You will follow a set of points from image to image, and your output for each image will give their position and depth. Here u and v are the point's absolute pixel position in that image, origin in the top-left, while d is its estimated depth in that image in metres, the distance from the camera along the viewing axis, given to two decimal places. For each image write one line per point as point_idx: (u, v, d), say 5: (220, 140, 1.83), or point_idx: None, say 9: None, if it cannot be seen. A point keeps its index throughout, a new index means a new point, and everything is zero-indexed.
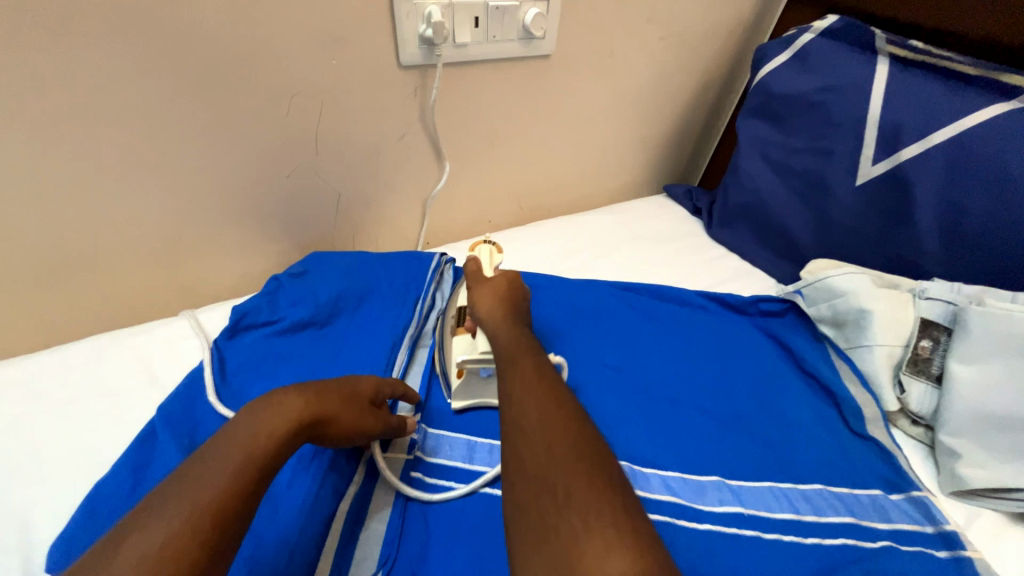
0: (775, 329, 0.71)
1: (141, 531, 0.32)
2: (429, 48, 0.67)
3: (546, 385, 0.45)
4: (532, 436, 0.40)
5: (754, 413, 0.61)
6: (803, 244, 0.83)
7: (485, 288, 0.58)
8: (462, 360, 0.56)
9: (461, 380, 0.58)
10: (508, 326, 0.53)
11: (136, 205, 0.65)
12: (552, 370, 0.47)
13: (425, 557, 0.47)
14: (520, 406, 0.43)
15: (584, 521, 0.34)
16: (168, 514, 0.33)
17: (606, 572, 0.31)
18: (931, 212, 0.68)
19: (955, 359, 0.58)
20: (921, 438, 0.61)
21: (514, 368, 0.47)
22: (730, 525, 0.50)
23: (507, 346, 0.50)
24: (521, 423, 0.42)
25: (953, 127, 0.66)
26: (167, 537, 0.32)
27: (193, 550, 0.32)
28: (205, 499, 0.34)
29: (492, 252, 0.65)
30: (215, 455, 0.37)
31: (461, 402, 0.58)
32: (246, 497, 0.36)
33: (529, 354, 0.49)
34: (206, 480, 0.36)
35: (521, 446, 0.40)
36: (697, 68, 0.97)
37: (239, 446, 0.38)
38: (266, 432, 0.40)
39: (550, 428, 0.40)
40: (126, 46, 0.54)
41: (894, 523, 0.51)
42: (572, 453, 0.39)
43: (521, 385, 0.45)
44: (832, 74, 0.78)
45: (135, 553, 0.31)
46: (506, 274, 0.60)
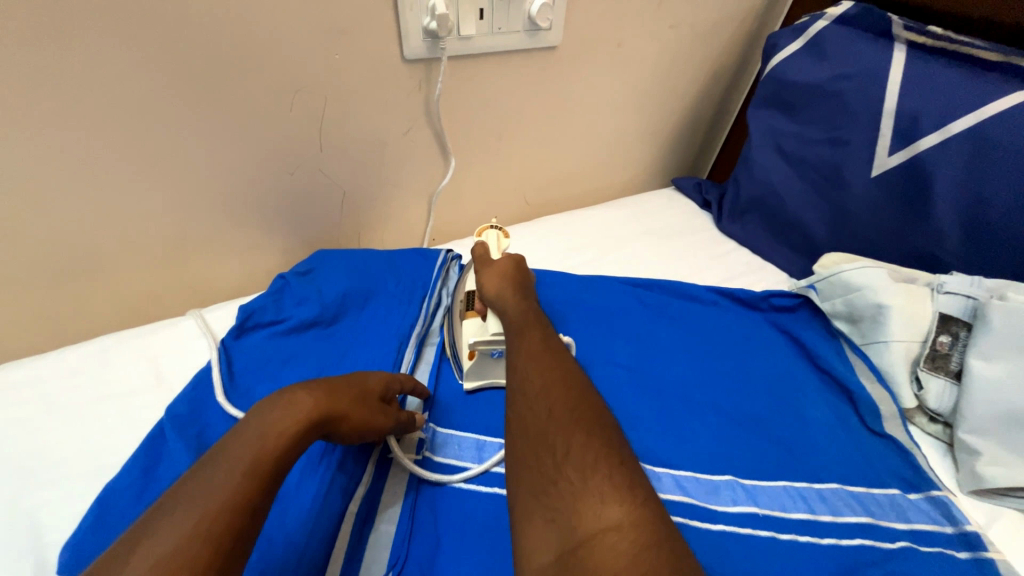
0: (788, 324, 0.70)
1: (153, 534, 0.32)
2: (433, 41, 0.66)
3: (550, 353, 0.48)
4: (534, 399, 0.43)
5: (767, 411, 0.60)
6: (816, 238, 0.81)
7: (489, 271, 0.59)
8: (472, 344, 0.57)
9: (473, 362, 0.58)
10: (514, 301, 0.55)
11: (141, 204, 0.64)
12: (556, 341, 0.50)
13: (436, 558, 0.46)
14: (524, 372, 0.46)
15: (582, 475, 0.37)
16: (182, 517, 0.33)
17: (603, 520, 0.34)
18: (951, 204, 0.66)
19: (976, 355, 0.57)
20: (939, 435, 0.60)
21: (520, 339, 0.50)
22: (743, 525, 0.49)
23: (514, 318, 0.53)
24: (524, 387, 0.44)
25: (973, 116, 0.64)
26: (180, 539, 0.32)
27: (207, 551, 0.32)
28: (219, 501, 0.34)
29: (500, 237, 0.66)
30: (226, 456, 0.37)
31: (473, 384, 0.59)
32: (257, 498, 0.36)
33: (534, 325, 0.52)
34: (217, 480, 0.35)
35: (523, 408, 0.43)
36: (707, 58, 0.95)
37: (250, 446, 0.38)
38: (277, 429, 0.39)
39: (552, 392, 0.43)
40: (127, 42, 0.53)
41: (913, 523, 0.50)
42: (573, 414, 0.41)
43: (525, 353, 0.48)
44: (846, 63, 0.76)
45: (152, 555, 0.31)
46: (512, 258, 0.61)
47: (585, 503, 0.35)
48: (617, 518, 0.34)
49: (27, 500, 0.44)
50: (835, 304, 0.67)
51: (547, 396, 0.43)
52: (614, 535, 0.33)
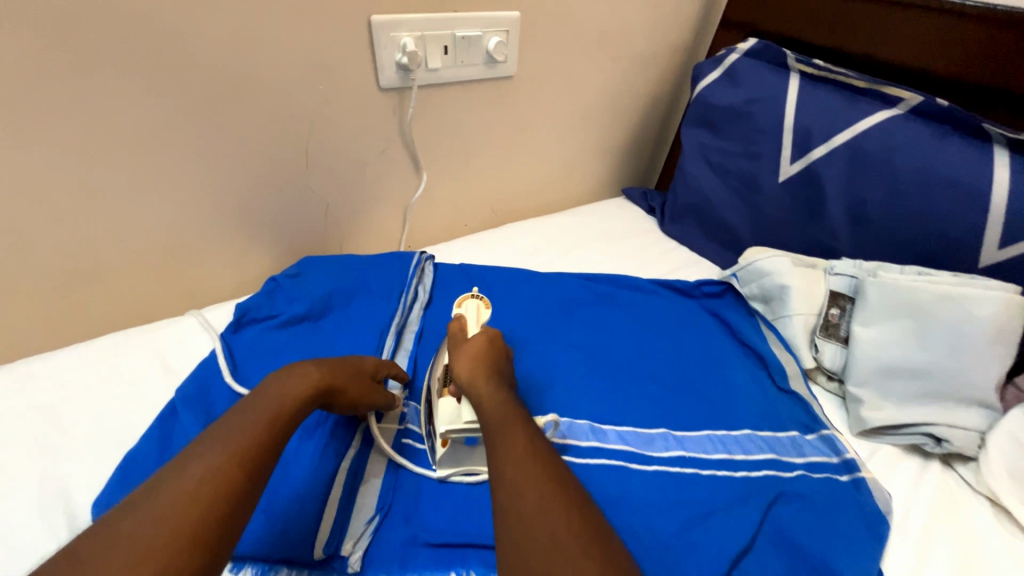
0: (717, 308, 0.82)
1: (197, 459, 0.39)
2: (405, 73, 0.77)
3: (542, 463, 0.45)
4: (535, 525, 0.40)
5: (696, 378, 0.71)
6: (741, 235, 0.95)
7: (463, 354, 0.57)
8: (445, 433, 0.54)
9: (446, 449, 0.56)
10: (490, 390, 0.52)
11: (144, 216, 0.72)
12: (544, 445, 0.48)
13: (417, 502, 0.54)
14: (516, 486, 0.43)
15: None
16: (220, 445, 0.40)
17: None
18: (840, 203, 0.81)
19: (858, 323, 0.70)
20: (835, 391, 0.73)
21: (505, 443, 0.47)
22: (673, 465, 0.59)
23: (495, 414, 0.50)
24: (520, 509, 0.41)
25: (849, 131, 0.79)
26: (220, 463, 0.39)
27: (242, 471, 0.39)
28: (249, 437, 0.42)
29: (479, 307, 0.66)
30: (252, 407, 0.45)
31: (447, 470, 0.56)
32: (277, 440, 0.44)
33: (519, 424, 0.49)
34: (246, 424, 0.43)
35: (522, 540, 0.39)
36: (646, 84, 1.09)
37: (271, 401, 0.46)
38: (292, 392, 0.47)
39: (552, 516, 0.40)
40: (142, 78, 0.62)
41: (808, 457, 0.62)
42: (579, 545, 0.38)
43: (514, 461, 0.45)
44: (755, 89, 0.90)
45: (199, 469, 0.39)
46: (484, 334, 0.60)
47: None
48: None
49: (59, 468, 0.51)
50: (752, 289, 0.80)
51: (547, 520, 0.40)
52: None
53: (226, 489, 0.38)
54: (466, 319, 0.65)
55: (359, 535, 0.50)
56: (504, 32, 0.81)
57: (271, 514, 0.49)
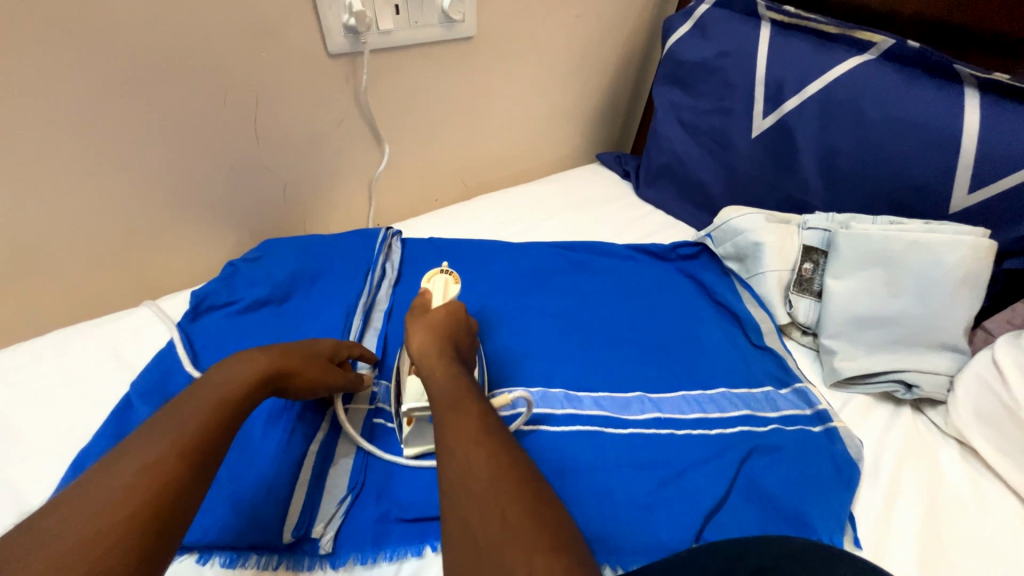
0: (693, 270, 0.81)
1: (140, 447, 0.39)
2: (354, 36, 0.72)
3: (493, 439, 0.44)
4: (484, 503, 0.38)
5: (670, 340, 0.71)
6: (715, 195, 0.93)
7: (418, 325, 0.56)
8: (410, 411, 0.52)
9: (412, 427, 0.54)
10: (443, 367, 0.51)
11: (85, 204, 0.68)
12: (495, 420, 0.46)
13: (390, 480, 0.53)
14: (466, 463, 0.41)
15: None
16: (158, 439, 0.40)
17: None
18: (812, 155, 0.79)
19: (831, 276, 0.69)
20: (809, 344, 0.72)
21: (456, 420, 0.45)
22: (649, 427, 0.59)
23: (447, 389, 0.49)
24: (468, 485, 0.40)
25: (821, 80, 0.77)
26: (162, 450, 0.39)
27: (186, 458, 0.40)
28: (189, 428, 0.41)
29: (447, 282, 0.63)
30: (194, 395, 0.44)
31: (415, 449, 0.55)
32: (223, 426, 0.43)
33: (470, 400, 0.47)
34: (192, 410, 0.43)
35: (471, 515, 0.38)
36: (616, 42, 1.05)
37: (218, 386, 0.46)
38: (238, 377, 0.47)
39: (500, 490, 0.39)
40: (60, 50, 0.57)
41: (782, 410, 0.62)
42: (528, 518, 0.37)
43: (465, 437, 0.43)
44: (725, 41, 0.87)
45: (134, 464, 0.38)
46: (446, 307, 0.59)
47: None
48: None
49: (9, 471, 0.48)
50: (726, 248, 0.79)
51: (496, 494, 0.39)
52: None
53: (166, 479, 0.38)
54: (433, 294, 0.62)
55: (330, 516, 0.49)
56: None
57: (236, 503, 0.47)
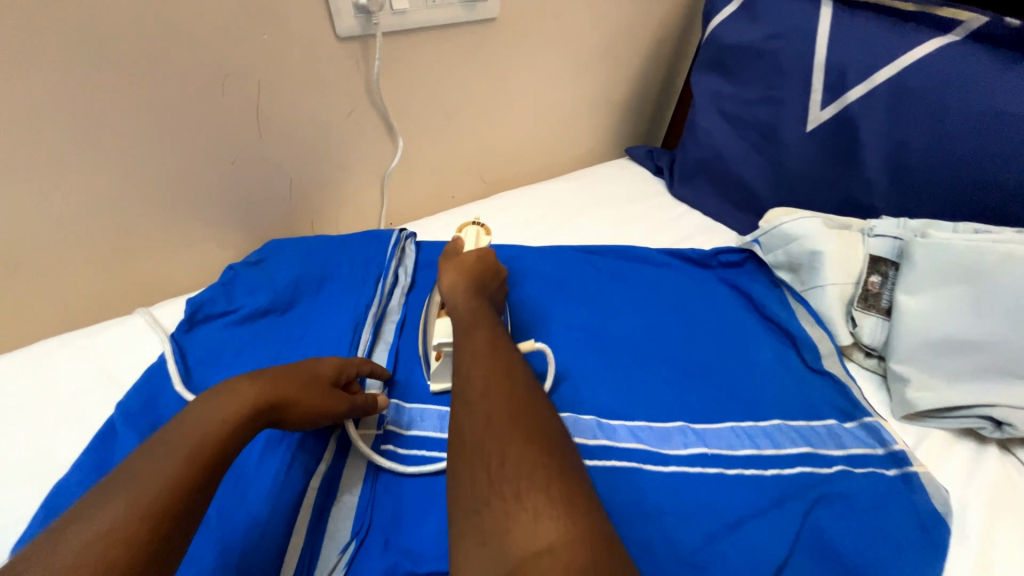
0: (736, 279, 0.72)
1: (89, 518, 0.33)
2: (365, 17, 0.65)
3: (496, 353, 0.46)
4: (474, 406, 0.41)
5: (714, 359, 0.63)
6: (761, 195, 0.84)
7: (449, 266, 0.57)
8: (440, 345, 0.54)
9: (439, 363, 0.55)
10: (464, 295, 0.53)
11: (73, 204, 0.62)
12: (506, 343, 0.47)
13: (399, 522, 0.47)
14: (467, 374, 0.44)
15: (516, 490, 0.35)
16: (116, 500, 0.34)
17: (536, 539, 0.33)
18: (880, 152, 0.70)
19: (902, 291, 0.61)
20: (874, 368, 0.64)
21: (466, 339, 0.48)
22: (694, 464, 0.52)
23: (463, 314, 0.51)
24: (464, 391, 0.43)
25: (893, 67, 0.67)
26: (114, 524, 0.32)
27: (143, 537, 0.32)
28: (154, 485, 0.35)
29: (479, 233, 0.65)
30: (164, 444, 0.37)
31: (439, 384, 0.56)
32: (193, 490, 0.36)
33: (483, 326, 0.49)
34: (156, 467, 0.36)
35: (463, 414, 0.41)
36: (651, 24, 0.96)
37: (192, 433, 0.38)
38: (216, 419, 0.40)
39: (492, 396, 0.41)
40: (38, 34, 0.51)
41: (848, 449, 0.54)
42: (511, 421, 0.39)
43: (472, 355, 0.45)
44: (779, 22, 0.77)
45: (83, 537, 0.32)
46: (476, 250, 0.60)
47: (518, 524, 0.34)
48: (550, 538, 0.33)
49: None
50: (777, 256, 0.70)
51: (487, 400, 0.41)
52: (546, 557, 0.32)
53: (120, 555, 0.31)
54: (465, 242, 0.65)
55: (331, 568, 0.43)
56: None
57: (224, 549, 0.42)
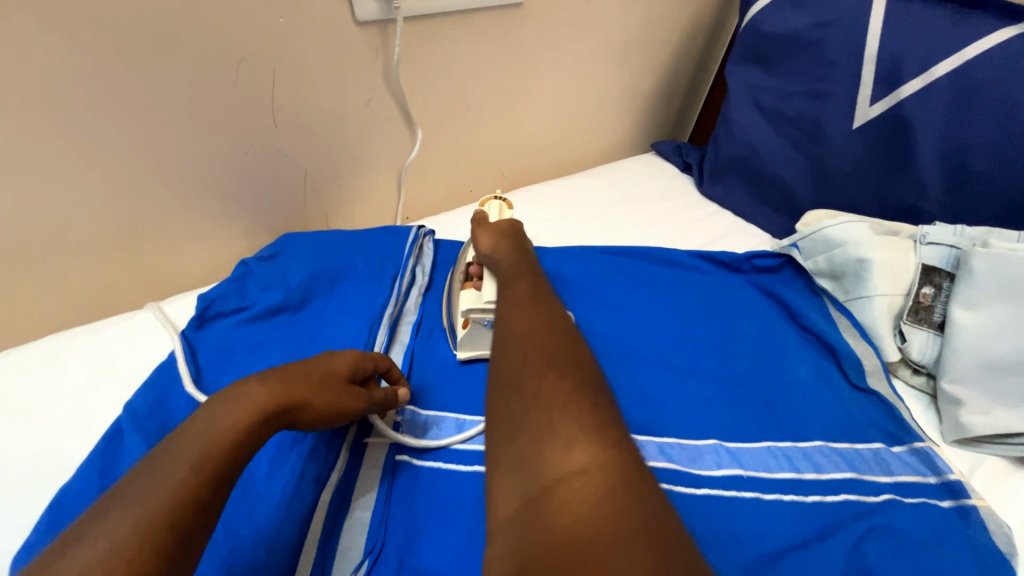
0: (772, 285, 0.68)
1: (88, 539, 0.30)
2: (386, 1, 0.62)
3: (536, 304, 0.45)
4: (513, 345, 0.40)
5: (749, 372, 0.59)
6: (799, 196, 0.79)
7: (486, 229, 0.58)
8: (466, 312, 0.55)
9: (466, 331, 0.56)
10: (507, 256, 0.54)
11: (82, 194, 0.60)
12: (547, 297, 0.47)
13: (413, 541, 0.45)
14: (507, 320, 0.44)
15: (550, 420, 0.33)
16: (119, 518, 0.31)
17: (568, 463, 0.31)
18: (936, 151, 0.64)
19: (959, 305, 0.56)
20: (922, 387, 0.59)
21: (508, 293, 0.48)
22: (729, 488, 0.48)
23: (506, 273, 0.52)
24: (504, 334, 0.42)
25: (955, 59, 0.62)
26: (111, 548, 0.30)
27: (140, 563, 0.30)
28: (157, 501, 0.32)
29: (502, 206, 0.64)
30: (167, 454, 0.35)
31: (467, 353, 0.57)
32: (195, 507, 0.33)
33: (524, 283, 0.49)
34: (157, 483, 0.33)
35: (502, 353, 0.40)
36: (684, 11, 0.90)
37: (195, 443, 0.35)
38: (222, 427, 0.37)
39: (530, 337, 0.40)
40: (45, 15, 0.48)
41: (897, 476, 0.50)
42: (548, 360, 0.38)
43: (513, 305, 0.45)
44: (827, 8, 0.72)
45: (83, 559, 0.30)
46: (508, 222, 0.60)
47: (550, 449, 0.32)
48: (583, 462, 0.31)
49: None
50: (818, 262, 0.65)
51: (525, 341, 0.40)
52: (579, 478, 0.30)
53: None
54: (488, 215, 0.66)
55: None
56: None
57: (232, 565, 0.40)
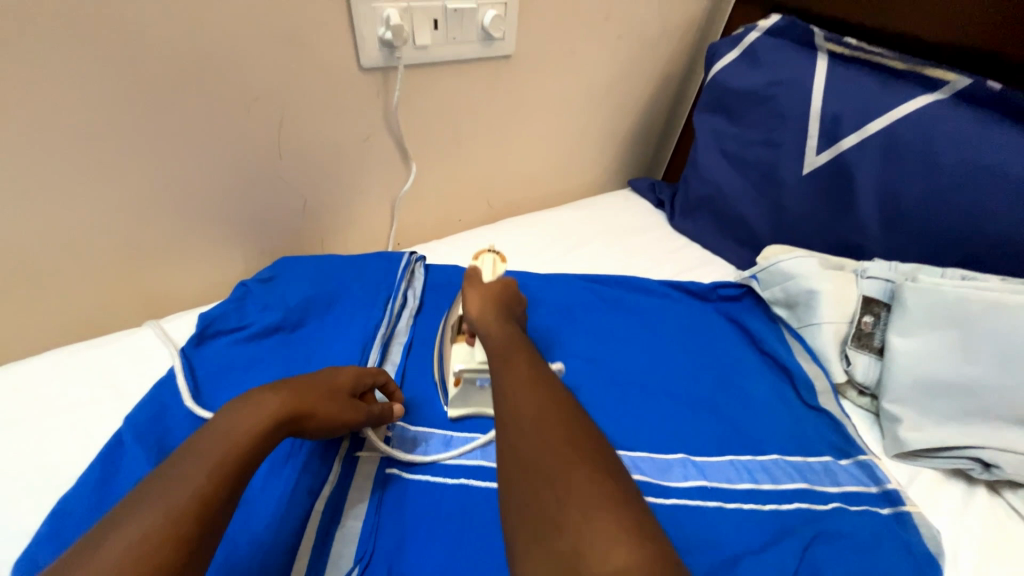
0: (735, 313, 0.75)
1: (122, 525, 0.33)
2: (389, 51, 0.68)
3: (541, 379, 0.46)
4: (528, 429, 0.41)
5: (713, 391, 0.64)
6: (759, 232, 0.87)
7: (476, 291, 0.58)
8: (460, 370, 0.60)
9: (458, 388, 0.60)
10: (497, 323, 0.54)
11: (92, 214, 0.64)
12: (547, 369, 0.47)
13: (402, 548, 0.47)
14: (514, 398, 0.44)
15: (586, 518, 0.34)
16: (151, 507, 0.34)
17: (609, 565, 0.32)
18: (873, 197, 0.73)
19: (895, 333, 0.63)
20: (867, 407, 0.66)
21: (507, 363, 0.48)
22: (694, 497, 0.53)
23: (498, 341, 0.51)
24: (516, 415, 0.42)
25: (885, 118, 0.71)
26: (146, 532, 0.32)
27: (177, 543, 0.33)
28: (189, 491, 0.35)
29: (496, 261, 0.64)
30: (192, 452, 0.38)
31: (458, 411, 0.58)
32: (222, 495, 0.36)
33: (521, 351, 0.49)
34: (186, 476, 0.36)
35: (517, 437, 0.41)
36: (656, 65, 1.01)
37: (218, 442, 0.39)
38: (242, 429, 0.40)
39: (545, 421, 0.41)
40: (80, 55, 0.54)
41: (843, 486, 0.55)
42: (569, 447, 0.39)
43: (516, 379, 0.45)
44: (778, 70, 0.82)
45: (120, 545, 0.32)
46: (501, 281, 0.60)
47: (590, 551, 0.33)
48: (625, 562, 0.32)
49: None
50: (774, 292, 0.73)
51: (541, 425, 0.41)
52: None
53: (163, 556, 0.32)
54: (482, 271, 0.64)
55: None
56: (500, 5, 0.72)
57: (229, 571, 0.42)
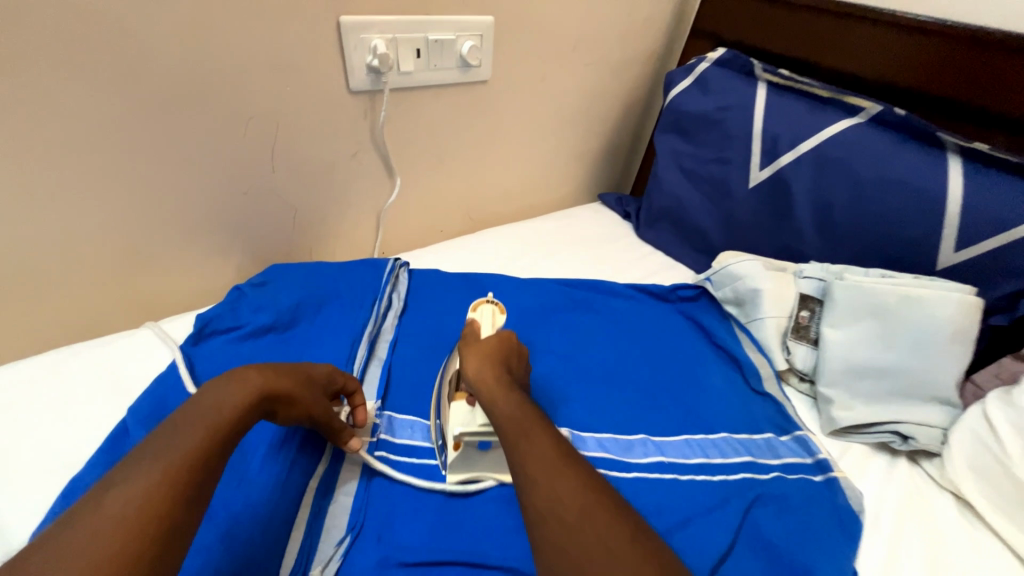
0: (692, 311, 0.82)
1: (126, 476, 0.37)
2: (376, 76, 0.75)
3: (572, 463, 0.43)
4: (579, 529, 0.38)
5: (671, 380, 0.71)
6: (714, 239, 0.96)
7: (474, 350, 0.53)
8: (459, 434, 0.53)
9: (458, 453, 0.55)
10: (503, 393, 0.49)
11: (95, 223, 0.68)
12: (571, 447, 0.45)
13: (389, 521, 0.52)
14: (551, 492, 0.40)
15: None
16: (150, 462, 0.38)
17: None
18: (808, 207, 0.83)
19: (827, 325, 0.71)
20: (806, 391, 0.74)
21: (528, 445, 0.44)
22: (651, 471, 0.59)
23: (508, 414, 0.47)
24: (560, 515, 0.39)
25: (815, 138, 0.81)
26: (147, 483, 0.37)
27: (176, 490, 0.37)
28: (184, 449, 0.40)
29: (495, 313, 0.61)
30: (185, 419, 0.42)
31: (458, 475, 0.56)
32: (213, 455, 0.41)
33: (538, 424, 0.46)
34: (179, 440, 0.40)
35: (569, 543, 0.38)
36: (621, 90, 1.10)
37: (208, 411, 0.43)
38: (229, 402, 0.44)
39: (594, 517, 0.39)
40: (93, 77, 0.59)
41: (783, 458, 0.63)
42: (629, 548, 0.37)
43: (546, 466, 0.42)
44: (725, 96, 0.92)
45: (125, 492, 0.36)
46: (497, 334, 0.56)
47: None
48: None
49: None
50: (726, 292, 0.81)
51: (592, 525, 0.38)
52: None
53: (161, 501, 0.36)
54: (480, 325, 0.60)
55: (327, 559, 0.48)
56: (477, 36, 0.80)
57: (231, 540, 0.46)
